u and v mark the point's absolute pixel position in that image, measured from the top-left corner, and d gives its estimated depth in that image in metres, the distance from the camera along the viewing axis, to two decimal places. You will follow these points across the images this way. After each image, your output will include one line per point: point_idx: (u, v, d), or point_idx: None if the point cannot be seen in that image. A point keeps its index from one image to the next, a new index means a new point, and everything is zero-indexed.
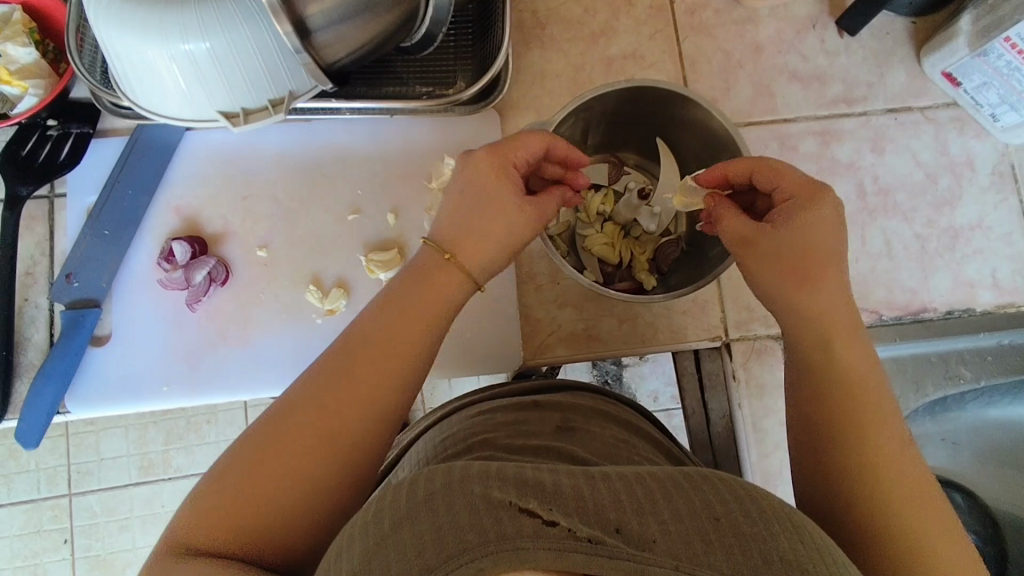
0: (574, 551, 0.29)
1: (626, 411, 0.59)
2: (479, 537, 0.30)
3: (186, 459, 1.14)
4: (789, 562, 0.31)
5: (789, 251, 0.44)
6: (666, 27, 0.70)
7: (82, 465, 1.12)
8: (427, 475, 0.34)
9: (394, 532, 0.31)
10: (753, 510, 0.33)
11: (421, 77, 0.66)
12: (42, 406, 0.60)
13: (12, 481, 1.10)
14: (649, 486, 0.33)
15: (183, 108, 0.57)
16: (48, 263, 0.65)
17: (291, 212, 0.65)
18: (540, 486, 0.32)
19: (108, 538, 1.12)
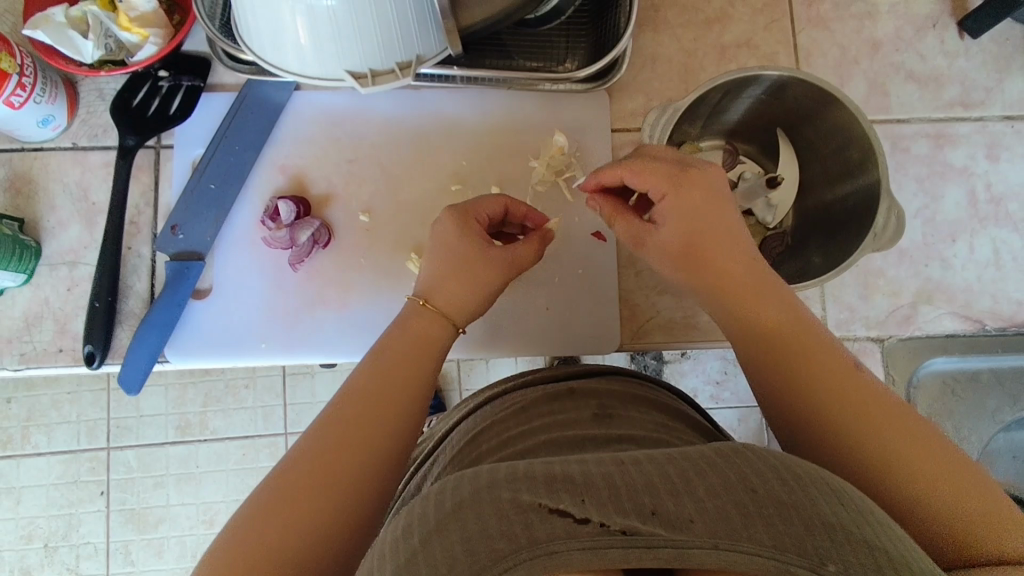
0: (612, 547, 0.31)
1: (664, 393, 0.59)
2: (512, 545, 0.31)
3: (223, 422, 1.15)
4: (834, 526, 0.33)
5: (674, 251, 0.51)
6: (783, 17, 0.69)
7: (122, 420, 1.13)
8: (453, 482, 0.35)
9: (428, 542, 0.32)
10: (790, 477, 0.35)
11: (535, 51, 0.65)
12: (143, 355, 0.60)
13: (52, 430, 1.12)
14: (682, 467, 0.35)
15: (310, 65, 0.56)
16: (152, 213, 0.65)
17: (394, 179, 0.65)
18: (569, 479, 0.34)
19: (142, 493, 1.13)
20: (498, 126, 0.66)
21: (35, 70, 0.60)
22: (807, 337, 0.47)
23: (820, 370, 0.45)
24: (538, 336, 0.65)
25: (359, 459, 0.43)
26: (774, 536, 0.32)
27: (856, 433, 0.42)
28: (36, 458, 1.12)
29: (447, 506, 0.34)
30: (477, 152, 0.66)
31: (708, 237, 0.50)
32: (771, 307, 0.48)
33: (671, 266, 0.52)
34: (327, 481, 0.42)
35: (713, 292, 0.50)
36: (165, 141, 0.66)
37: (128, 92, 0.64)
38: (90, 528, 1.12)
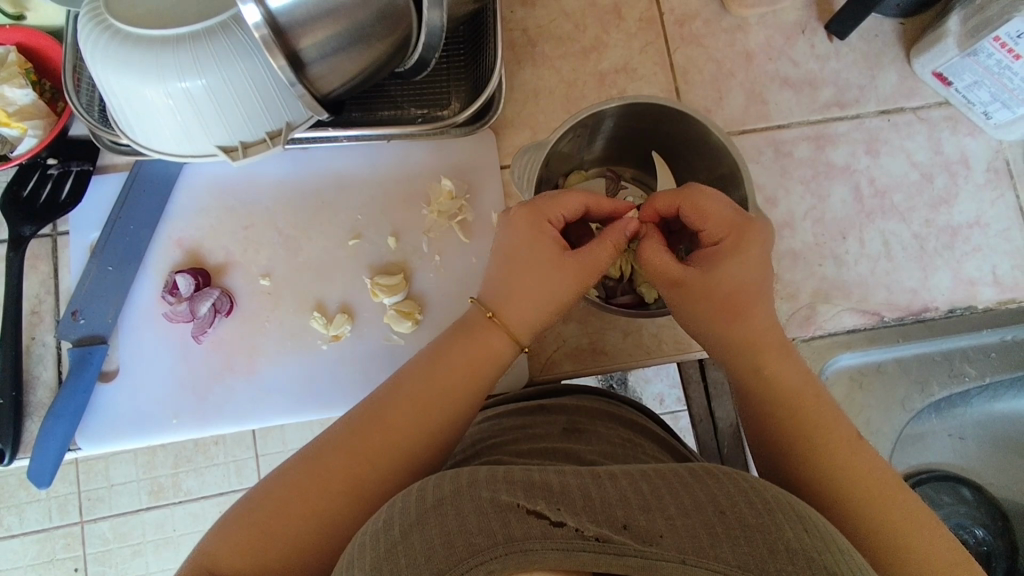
0: (584, 551, 0.32)
1: (628, 410, 0.60)
2: (490, 540, 0.32)
3: (196, 481, 1.15)
4: (797, 551, 0.34)
5: (705, 293, 0.48)
6: (656, 39, 0.70)
7: (93, 492, 1.11)
8: (435, 483, 0.38)
9: (406, 537, 0.34)
10: (760, 502, 0.37)
11: (414, 99, 0.66)
12: (52, 446, 0.60)
13: (23, 510, 1.08)
14: (655, 487, 0.37)
15: (186, 146, 0.57)
16: (53, 301, 0.65)
17: (291, 239, 0.66)
18: (548, 487, 0.36)
19: (121, 563, 1.13)
20: (389, 177, 0.67)
21: None
22: (793, 377, 0.48)
23: (806, 405, 0.47)
24: None
25: (384, 456, 0.45)
26: (741, 559, 0.33)
27: (815, 451, 0.45)
28: (10, 541, 1.08)
29: (430, 502, 0.36)
30: (373, 205, 0.66)
31: (750, 293, 0.49)
32: (791, 371, 0.48)
33: (693, 308, 0.49)
34: (350, 469, 0.44)
35: (740, 350, 0.49)
36: (60, 227, 0.66)
37: (19, 184, 0.65)
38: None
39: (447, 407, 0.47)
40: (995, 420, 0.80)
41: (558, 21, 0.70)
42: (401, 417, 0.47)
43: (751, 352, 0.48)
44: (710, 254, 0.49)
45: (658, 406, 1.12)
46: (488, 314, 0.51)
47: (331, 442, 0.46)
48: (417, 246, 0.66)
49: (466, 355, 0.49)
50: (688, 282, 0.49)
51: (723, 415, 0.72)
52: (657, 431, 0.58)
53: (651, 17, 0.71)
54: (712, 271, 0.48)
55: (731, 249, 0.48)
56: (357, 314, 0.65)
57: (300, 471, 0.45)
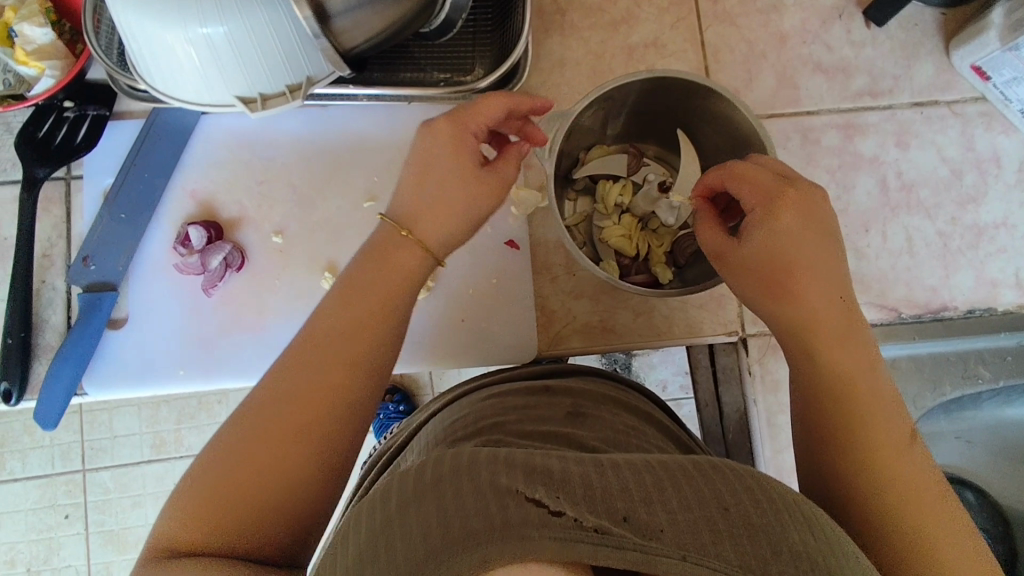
0: (580, 542, 0.29)
1: (635, 397, 0.59)
2: (484, 525, 0.30)
3: (198, 439, 1.15)
4: (801, 555, 0.30)
5: (748, 269, 0.47)
6: (688, 16, 0.69)
7: (95, 442, 1.13)
8: (430, 463, 0.34)
9: (400, 513, 0.32)
10: (766, 498, 0.32)
11: (437, 63, 0.65)
12: (59, 389, 0.60)
13: (26, 455, 1.12)
14: (660, 477, 0.33)
15: (206, 95, 0.56)
16: (65, 245, 0.65)
17: (306, 198, 0.65)
18: (547, 472, 0.32)
19: (121, 513, 1.14)
20: (407, 141, 0.66)
21: None
22: (848, 362, 0.44)
23: (855, 395, 0.44)
24: (457, 347, 0.65)
25: (331, 402, 0.44)
26: (747, 562, 0.29)
27: (856, 448, 0.42)
28: (13, 484, 1.11)
29: (427, 482, 0.33)
30: (389, 168, 0.66)
31: (788, 259, 0.45)
32: (846, 358, 0.45)
33: (746, 277, 0.47)
34: (305, 413, 0.43)
35: (797, 333, 0.46)
36: (75, 171, 0.66)
37: (32, 125, 0.64)
38: (70, 551, 1.13)
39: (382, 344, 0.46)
40: (1005, 426, 0.79)
41: None
42: (338, 366, 0.44)
43: (804, 334, 0.45)
44: (749, 224, 0.46)
45: (662, 393, 1.11)
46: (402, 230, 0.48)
47: (270, 401, 0.43)
48: None
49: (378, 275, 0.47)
50: (726, 255, 0.48)
51: (730, 402, 0.67)
52: (656, 414, 0.58)
53: None
54: (745, 245, 0.46)
55: (765, 216, 0.45)
56: None
57: (244, 432, 0.42)
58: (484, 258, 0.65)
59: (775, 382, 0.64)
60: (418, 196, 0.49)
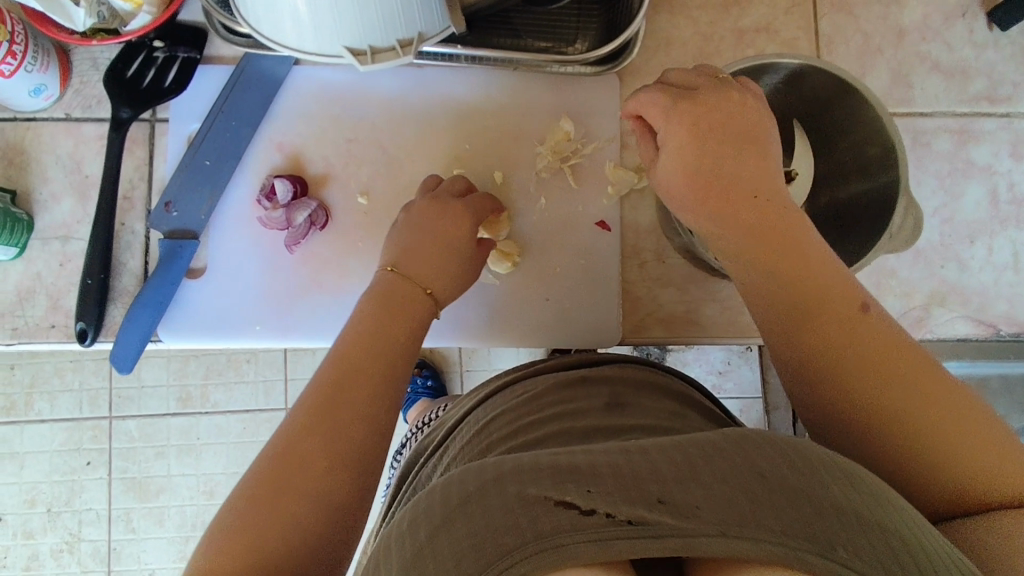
0: (615, 539, 0.29)
1: (678, 382, 0.56)
2: (520, 539, 0.30)
3: (224, 395, 1.15)
4: (847, 511, 0.31)
5: (787, 286, 0.45)
6: (804, 1, 0.65)
7: (124, 390, 1.13)
8: (460, 478, 0.35)
9: (433, 538, 0.32)
10: (801, 463, 0.33)
11: (541, 30, 0.62)
12: (136, 334, 0.59)
13: (55, 398, 1.12)
14: (688, 455, 0.33)
15: (308, 41, 0.54)
16: (146, 188, 0.63)
17: (394, 159, 0.63)
18: (574, 469, 0.33)
19: (144, 462, 1.14)
20: (503, 108, 0.63)
21: (26, 37, 0.58)
22: (892, 340, 0.42)
23: (910, 364, 0.40)
24: (537, 326, 0.63)
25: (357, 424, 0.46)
26: (787, 524, 0.30)
27: (927, 425, 0.39)
28: (40, 425, 1.12)
29: (455, 501, 0.33)
30: (482, 134, 0.63)
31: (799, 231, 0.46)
32: (886, 337, 0.42)
33: (782, 291, 0.45)
34: (337, 427, 0.45)
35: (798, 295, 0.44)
36: (159, 114, 0.64)
37: (122, 63, 0.62)
38: (92, 496, 1.13)
39: (393, 350, 0.50)
40: None
41: None
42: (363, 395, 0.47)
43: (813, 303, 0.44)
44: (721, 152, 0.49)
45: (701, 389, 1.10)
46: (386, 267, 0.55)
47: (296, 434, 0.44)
48: (525, 186, 0.63)
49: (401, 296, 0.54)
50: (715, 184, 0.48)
51: None
52: (702, 402, 0.55)
53: None
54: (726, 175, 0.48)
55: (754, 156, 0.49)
56: None
57: (275, 469, 0.42)
58: (575, 239, 0.63)
59: None
60: (400, 245, 0.56)
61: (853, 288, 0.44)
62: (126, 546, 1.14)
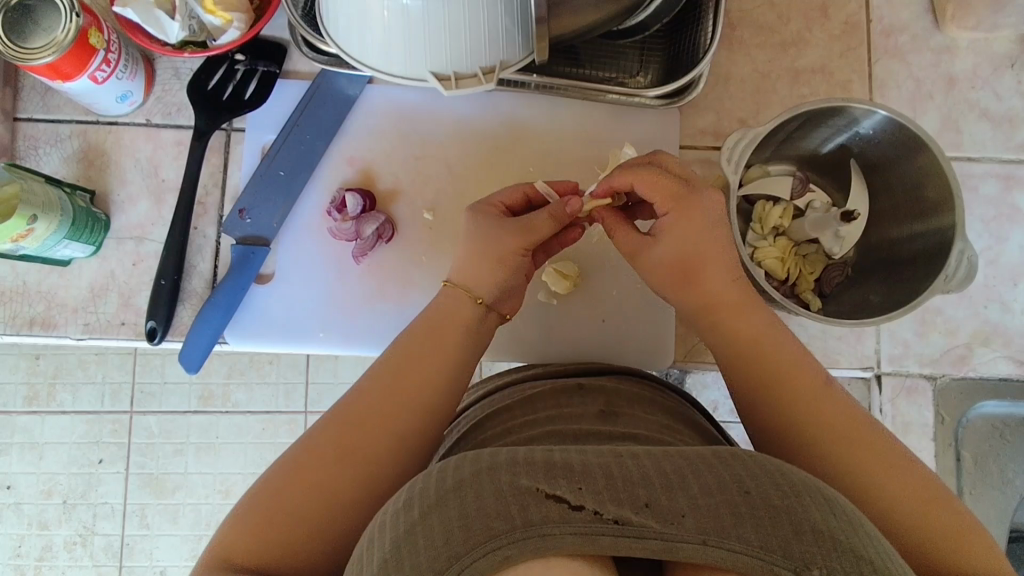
0: (602, 534, 0.34)
1: (672, 397, 0.58)
2: (507, 525, 0.34)
3: (245, 395, 1.16)
4: (823, 532, 0.35)
5: (751, 364, 0.51)
6: (859, 46, 0.68)
7: (146, 386, 1.15)
8: (456, 463, 0.38)
9: (426, 516, 0.35)
10: (786, 483, 0.37)
11: (607, 62, 0.65)
12: (206, 335, 0.61)
13: (78, 390, 1.14)
14: (680, 466, 0.38)
15: (392, 64, 0.56)
16: (219, 195, 0.65)
17: (461, 179, 0.65)
18: (568, 467, 0.37)
19: (162, 458, 1.15)
20: (568, 134, 0.66)
21: (119, 47, 0.60)
22: (824, 403, 0.48)
23: (866, 432, 0.46)
24: (590, 345, 0.65)
25: (383, 433, 0.49)
26: (759, 539, 0.34)
27: (879, 470, 0.44)
28: (61, 417, 1.14)
29: (450, 483, 0.37)
30: (547, 159, 0.66)
31: (767, 340, 0.51)
32: (849, 409, 0.48)
33: (740, 373, 0.51)
34: (362, 429, 0.49)
35: (769, 364, 0.50)
36: (235, 123, 0.66)
37: (205, 74, 0.65)
38: (108, 489, 1.14)
39: (417, 396, 0.51)
40: None
41: (762, 8, 0.68)
42: (396, 405, 0.50)
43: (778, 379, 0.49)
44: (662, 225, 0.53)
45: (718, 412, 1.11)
46: (477, 299, 0.56)
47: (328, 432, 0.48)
48: None
49: (433, 336, 0.54)
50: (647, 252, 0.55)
51: None
52: (695, 416, 0.57)
53: (858, 22, 0.68)
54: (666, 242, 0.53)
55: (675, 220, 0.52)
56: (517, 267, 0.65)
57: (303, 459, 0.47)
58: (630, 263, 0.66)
59: (906, 424, 0.65)
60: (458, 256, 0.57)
61: (810, 363, 0.50)
62: (139, 541, 1.15)
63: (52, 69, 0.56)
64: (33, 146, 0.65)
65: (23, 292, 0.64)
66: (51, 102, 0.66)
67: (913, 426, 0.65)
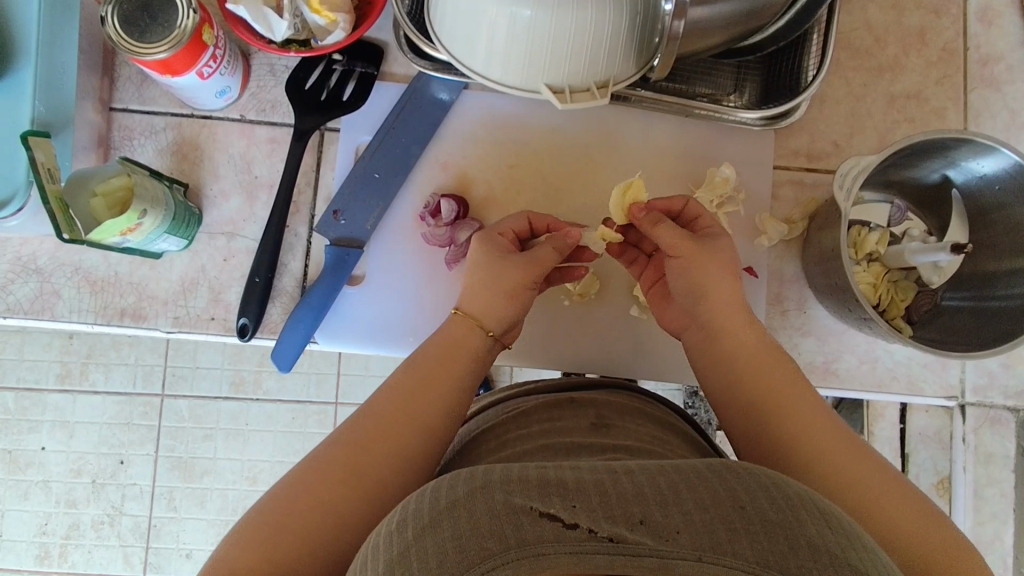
0: (598, 553, 0.33)
1: (665, 411, 0.59)
2: (500, 545, 0.33)
3: (276, 383, 1.16)
4: (820, 547, 0.34)
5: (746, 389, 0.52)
6: (955, 73, 0.68)
7: (178, 369, 1.15)
8: (449, 481, 0.37)
9: (419, 538, 0.34)
10: (779, 497, 0.36)
11: (704, 79, 0.65)
12: (300, 333, 0.62)
13: (110, 370, 1.15)
14: (673, 481, 0.37)
15: (502, 74, 0.56)
16: (312, 194, 0.65)
17: (555, 189, 0.66)
18: (562, 484, 0.36)
19: (191, 443, 1.15)
20: (664, 150, 0.66)
21: (225, 43, 0.60)
22: (804, 419, 0.49)
23: (855, 453, 0.47)
24: (673, 362, 0.66)
25: (389, 450, 0.49)
26: (757, 554, 0.33)
27: (878, 488, 0.45)
28: (92, 396, 1.14)
29: (443, 504, 0.36)
30: (642, 174, 0.66)
31: (762, 363, 0.52)
32: (834, 437, 0.48)
33: (727, 401, 0.53)
34: (369, 441, 0.49)
35: (763, 391, 0.51)
36: (330, 123, 0.66)
37: (303, 73, 0.64)
38: (137, 470, 1.14)
39: (428, 412, 0.51)
40: None
41: (860, 31, 0.68)
42: (408, 422, 0.50)
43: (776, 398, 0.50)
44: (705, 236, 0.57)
45: None
46: (487, 331, 0.56)
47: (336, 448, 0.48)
48: None
49: (438, 352, 0.55)
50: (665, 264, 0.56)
51: (914, 452, 0.78)
52: (687, 429, 0.58)
53: (955, 49, 0.68)
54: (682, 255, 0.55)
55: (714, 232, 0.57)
56: (606, 281, 0.66)
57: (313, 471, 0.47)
58: None
59: None
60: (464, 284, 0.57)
61: (797, 381, 0.51)
62: (166, 524, 1.15)
63: (164, 63, 0.56)
64: (128, 137, 0.65)
65: (115, 283, 0.64)
66: (147, 93, 0.66)
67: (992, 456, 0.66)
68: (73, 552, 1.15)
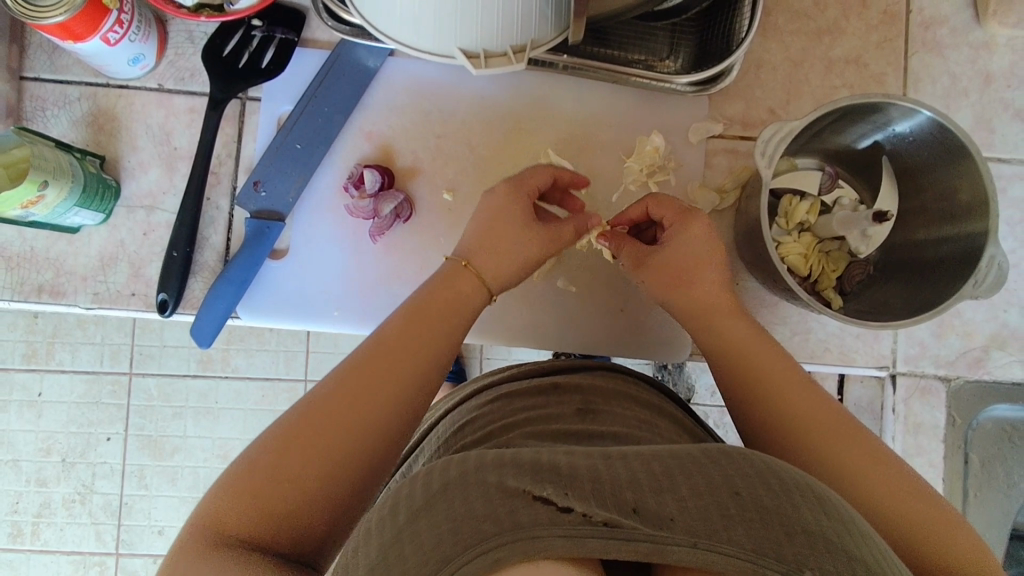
0: (591, 537, 0.33)
1: (650, 391, 0.57)
2: (496, 527, 0.33)
3: (245, 361, 1.14)
4: (816, 533, 0.34)
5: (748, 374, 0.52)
6: (896, 37, 0.66)
7: (146, 348, 1.13)
8: (441, 466, 0.37)
9: (411, 522, 0.34)
10: (776, 482, 0.36)
11: (636, 44, 0.62)
12: (219, 309, 0.61)
13: (77, 349, 1.12)
14: (667, 467, 0.37)
15: (414, 36, 0.53)
16: (233, 165, 0.64)
17: (482, 159, 0.64)
18: (554, 470, 0.36)
19: (160, 421, 1.13)
20: (594, 117, 0.64)
21: (133, 7, 0.58)
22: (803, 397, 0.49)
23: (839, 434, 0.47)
24: (606, 333, 0.65)
25: (381, 399, 0.47)
26: (753, 540, 0.33)
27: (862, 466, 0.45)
28: (60, 375, 1.12)
29: (434, 488, 0.36)
30: (570, 142, 0.65)
31: (767, 349, 0.53)
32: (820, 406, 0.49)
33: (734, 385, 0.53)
34: (362, 388, 0.47)
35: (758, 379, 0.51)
36: (251, 92, 0.64)
37: (220, 39, 0.62)
38: (108, 449, 1.12)
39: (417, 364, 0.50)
40: None
41: None
42: (400, 373, 0.49)
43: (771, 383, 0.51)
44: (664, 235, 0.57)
45: (707, 398, 0.99)
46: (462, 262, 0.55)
47: (318, 403, 0.46)
48: (608, 199, 0.64)
49: (437, 305, 0.53)
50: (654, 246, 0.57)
51: None
52: (679, 416, 0.56)
53: (897, 12, 0.66)
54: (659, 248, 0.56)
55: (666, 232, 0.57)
56: None
57: (300, 422, 0.45)
58: None
59: (917, 424, 0.66)
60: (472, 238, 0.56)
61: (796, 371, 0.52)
62: (138, 501, 1.13)
63: (62, 29, 0.53)
64: (41, 108, 0.63)
65: (32, 258, 0.62)
66: (59, 61, 0.63)
67: (925, 426, 0.66)
68: (45, 530, 1.13)
